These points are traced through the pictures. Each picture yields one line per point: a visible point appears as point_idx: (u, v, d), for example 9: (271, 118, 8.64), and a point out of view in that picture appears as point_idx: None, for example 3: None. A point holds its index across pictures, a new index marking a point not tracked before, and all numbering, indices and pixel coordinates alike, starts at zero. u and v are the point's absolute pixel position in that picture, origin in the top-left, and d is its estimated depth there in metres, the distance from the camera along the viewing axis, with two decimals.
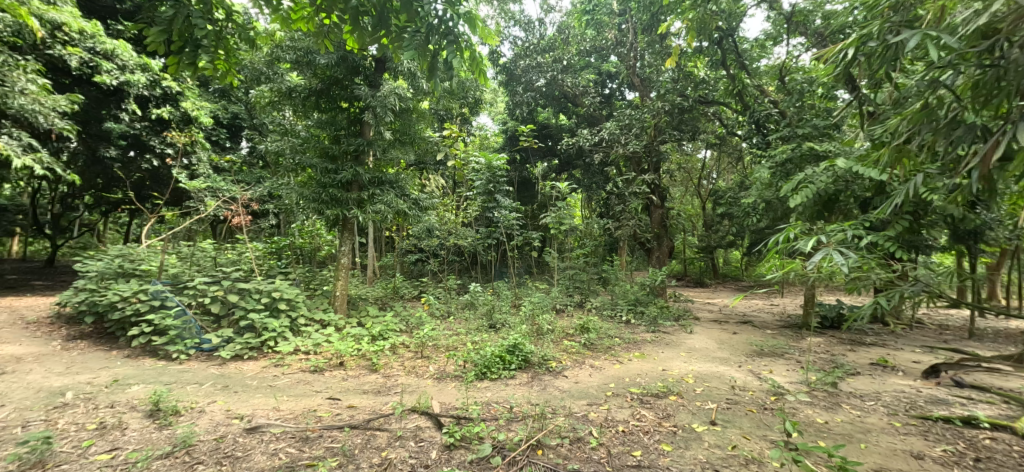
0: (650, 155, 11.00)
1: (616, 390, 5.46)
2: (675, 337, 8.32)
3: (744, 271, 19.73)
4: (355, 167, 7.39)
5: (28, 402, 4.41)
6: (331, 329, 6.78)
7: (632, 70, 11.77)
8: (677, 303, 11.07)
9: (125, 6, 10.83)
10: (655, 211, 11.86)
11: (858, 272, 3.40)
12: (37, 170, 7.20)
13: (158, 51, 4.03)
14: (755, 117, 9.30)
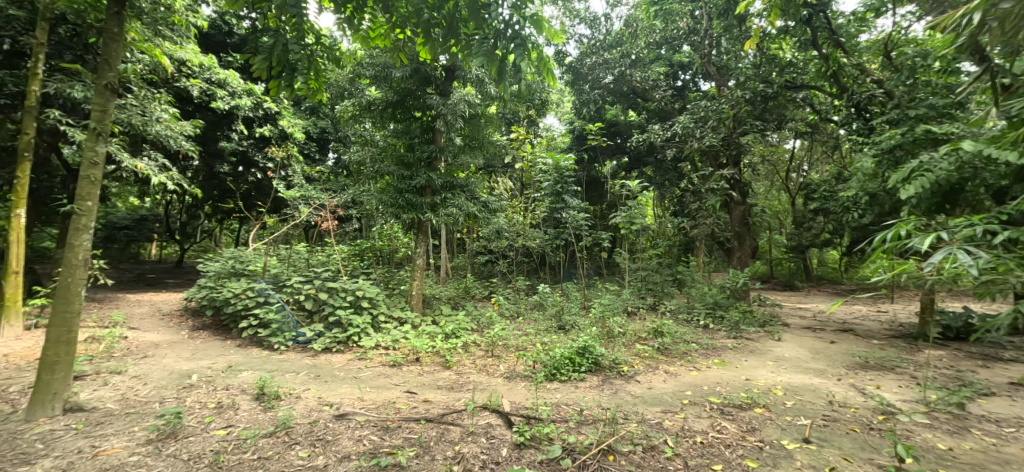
0: (729, 149, 10.44)
1: (693, 398, 5.33)
2: (758, 343, 7.87)
3: (841, 273, 18.03)
4: (428, 173, 7.80)
5: (164, 381, 5.18)
6: (408, 326, 7.24)
7: (707, 58, 11.20)
8: (763, 307, 10.54)
9: (233, 39, 12.28)
10: (736, 208, 11.24)
11: (992, 274, 2.59)
12: (170, 186, 8.35)
13: (261, 77, 4.63)
14: (855, 99, 8.58)
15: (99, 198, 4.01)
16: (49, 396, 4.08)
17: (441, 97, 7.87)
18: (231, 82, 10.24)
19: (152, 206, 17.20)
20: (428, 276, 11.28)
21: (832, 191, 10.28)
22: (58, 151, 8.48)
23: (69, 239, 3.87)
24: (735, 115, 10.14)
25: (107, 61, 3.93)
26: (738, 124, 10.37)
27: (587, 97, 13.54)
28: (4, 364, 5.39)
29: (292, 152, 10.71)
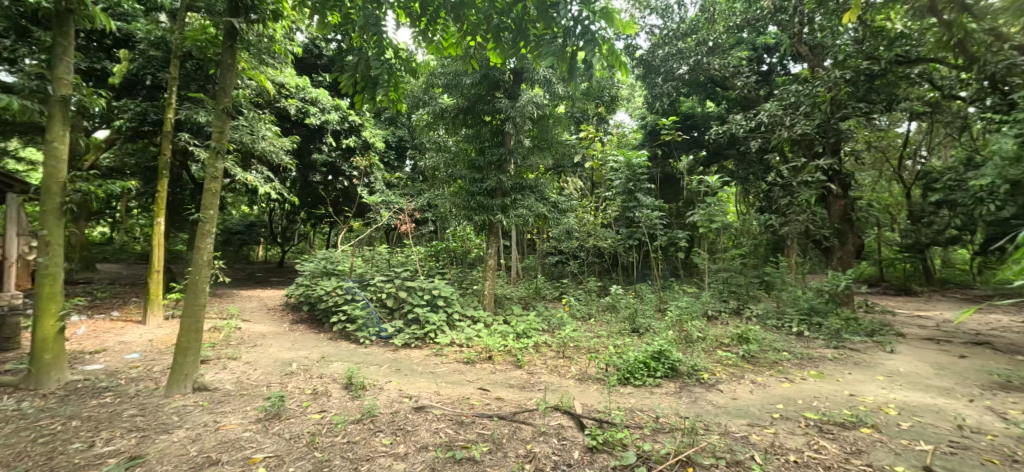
0: (826, 136, 9.35)
1: (786, 412, 5.04)
2: (864, 355, 7.16)
3: (974, 276, 15.74)
4: (498, 176, 8.03)
5: (270, 368, 5.86)
6: (481, 324, 7.50)
7: (799, 37, 10.44)
8: (871, 314, 9.61)
9: (322, 60, 13.42)
10: (836, 202, 10.33)
11: None
12: (273, 195, 9.37)
13: (348, 92, 5.14)
14: (989, 71, 7.21)
15: (219, 207, 4.63)
16: (183, 376, 4.80)
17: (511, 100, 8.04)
18: (321, 99, 11.26)
19: (258, 212, 19.23)
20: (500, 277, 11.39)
21: (958, 180, 9.12)
22: (186, 168, 9.84)
23: (196, 243, 4.50)
24: (833, 98, 9.14)
25: (223, 89, 4.52)
26: (837, 109, 9.25)
27: (660, 90, 12.69)
28: (149, 348, 6.38)
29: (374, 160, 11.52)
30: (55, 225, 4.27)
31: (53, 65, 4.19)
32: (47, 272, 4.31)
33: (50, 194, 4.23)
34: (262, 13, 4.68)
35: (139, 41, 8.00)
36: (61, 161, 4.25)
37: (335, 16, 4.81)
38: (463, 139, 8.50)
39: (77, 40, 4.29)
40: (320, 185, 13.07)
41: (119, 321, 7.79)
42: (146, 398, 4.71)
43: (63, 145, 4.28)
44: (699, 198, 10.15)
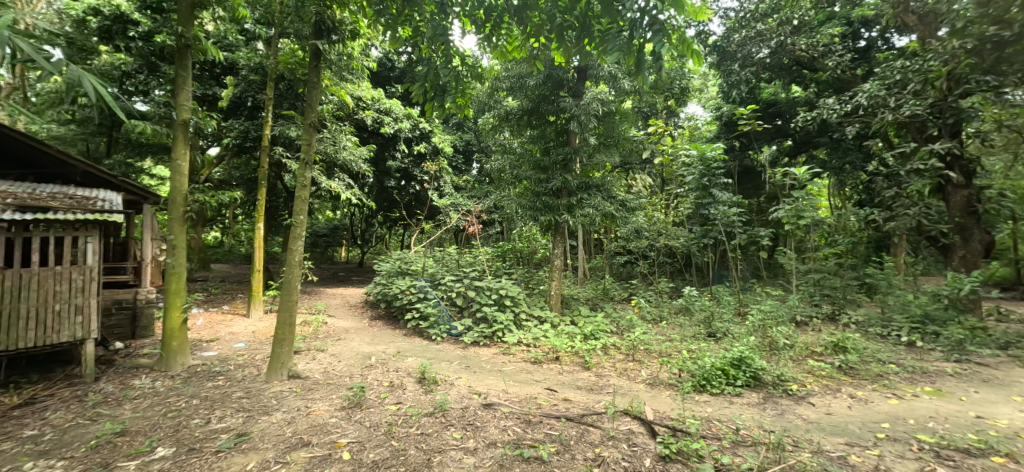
0: (942, 116, 8.06)
1: (893, 433, 4.55)
2: (996, 371, 6.20)
3: None
4: (564, 176, 8.02)
5: (352, 360, 6.34)
6: (548, 325, 7.53)
7: (903, 7, 8.93)
8: (1000, 322, 8.31)
9: (395, 72, 14.22)
10: (957, 192, 8.81)
11: None
12: (353, 200, 10.10)
13: (419, 101, 5.44)
14: None
15: (307, 212, 5.11)
16: (280, 365, 5.35)
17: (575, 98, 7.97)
18: (394, 109, 11.97)
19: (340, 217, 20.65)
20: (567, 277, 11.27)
21: None
22: (280, 178, 10.88)
23: (289, 245, 5.01)
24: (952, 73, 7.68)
25: (310, 105, 4.99)
26: (955, 85, 7.79)
27: (737, 77, 11.39)
28: (252, 338, 7.16)
29: (443, 165, 11.99)
30: (180, 230, 4.90)
31: (176, 93, 4.76)
32: (173, 271, 5.00)
33: (175, 204, 4.86)
34: (342, 33, 5.13)
35: (242, 67, 9.01)
36: (183, 176, 4.85)
37: (405, 29, 5.14)
38: (529, 140, 8.52)
39: (193, 68, 4.75)
40: (394, 190, 13.66)
41: (229, 314, 8.82)
42: (250, 383, 5.31)
43: (184, 162, 4.87)
44: (783, 193, 9.40)
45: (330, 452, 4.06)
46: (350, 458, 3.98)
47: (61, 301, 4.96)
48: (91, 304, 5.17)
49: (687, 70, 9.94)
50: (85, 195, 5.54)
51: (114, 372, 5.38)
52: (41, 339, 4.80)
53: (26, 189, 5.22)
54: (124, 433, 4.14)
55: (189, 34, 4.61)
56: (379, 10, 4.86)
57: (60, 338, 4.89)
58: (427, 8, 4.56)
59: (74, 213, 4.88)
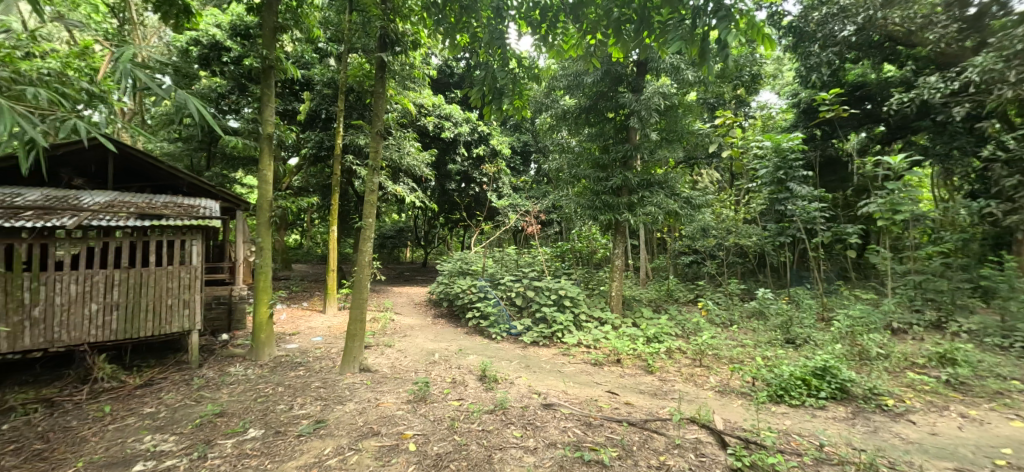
0: None
1: (1018, 461, 3.92)
2: None
3: None
4: (624, 173, 7.75)
5: (417, 356, 6.63)
6: (609, 326, 7.34)
7: None
8: None
9: (454, 78, 14.64)
10: None
11: None
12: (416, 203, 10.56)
13: (478, 105, 5.61)
14: None
15: (375, 215, 5.43)
16: (352, 358, 5.74)
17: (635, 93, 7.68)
18: (454, 114, 12.34)
19: (406, 219, 21.54)
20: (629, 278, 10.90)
21: None
22: (351, 183, 11.60)
23: (360, 246, 5.37)
24: None
25: (376, 114, 5.31)
26: None
27: (815, 60, 9.56)
28: (328, 333, 7.73)
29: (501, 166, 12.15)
30: (266, 233, 5.40)
31: (261, 109, 5.23)
32: (261, 270, 5.54)
33: (263, 209, 5.35)
34: (405, 44, 5.39)
35: (317, 82, 9.73)
36: (268, 184, 5.33)
37: (463, 36, 5.27)
38: (587, 138, 8.33)
39: (274, 86, 5.20)
40: (455, 192, 13.98)
41: (309, 310, 9.59)
42: (326, 374, 5.74)
43: (269, 172, 5.35)
44: (876, 185, 8.41)
45: (397, 443, 4.29)
46: (415, 449, 4.18)
47: (172, 297, 5.67)
48: (196, 299, 5.86)
49: (759, 55, 9.19)
50: (190, 204, 6.29)
51: (214, 359, 6.07)
52: (157, 329, 5.55)
53: (144, 200, 6.04)
54: (222, 415, 4.66)
55: (271, 56, 5.06)
56: (438, 19, 5.08)
57: (172, 328, 5.63)
58: (484, 12, 4.66)
59: (182, 220, 5.57)
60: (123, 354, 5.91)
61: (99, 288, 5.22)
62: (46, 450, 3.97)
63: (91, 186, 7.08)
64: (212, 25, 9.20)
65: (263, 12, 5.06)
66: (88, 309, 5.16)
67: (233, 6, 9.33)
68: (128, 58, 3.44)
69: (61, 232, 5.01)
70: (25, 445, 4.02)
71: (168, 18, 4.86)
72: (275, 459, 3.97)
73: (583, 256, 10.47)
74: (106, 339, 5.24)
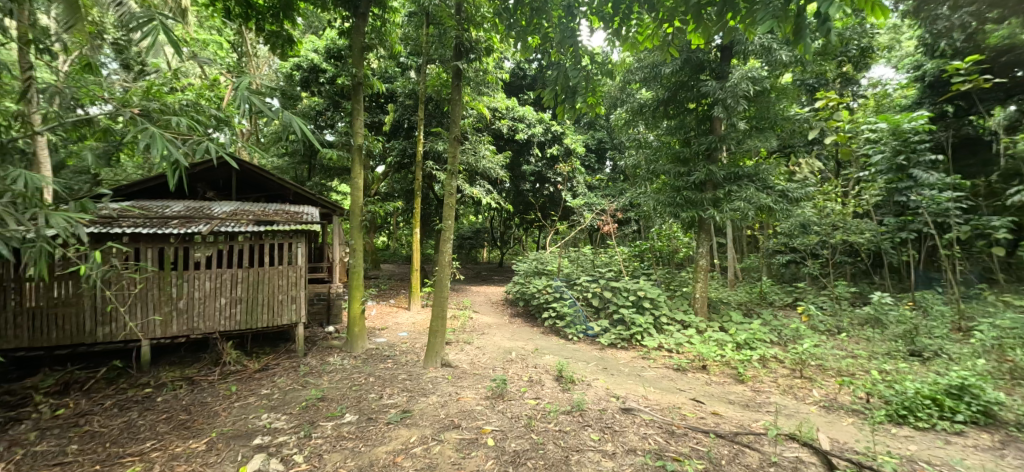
0: None
1: None
2: None
3: None
4: (708, 167, 7.21)
5: (494, 354, 6.80)
6: (692, 330, 6.91)
7: None
8: None
9: (527, 80, 14.74)
10: None
11: None
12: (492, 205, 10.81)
13: (550, 105, 5.61)
14: None
15: (454, 217, 5.67)
16: (435, 353, 6.05)
17: (719, 81, 7.09)
18: (527, 116, 12.44)
19: (484, 220, 22.05)
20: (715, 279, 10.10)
21: None
22: (432, 188, 12.20)
23: (440, 247, 5.64)
24: None
25: (453, 121, 5.53)
26: None
27: (944, 25, 7.88)
28: (413, 329, 8.24)
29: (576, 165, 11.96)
30: (358, 236, 5.91)
31: (352, 123, 5.70)
32: (354, 270, 6.06)
33: (355, 213, 5.85)
34: (478, 51, 5.60)
35: (400, 95, 10.38)
36: (359, 191, 5.83)
37: (534, 38, 5.28)
38: (664, 132, 7.84)
39: (362, 101, 5.67)
40: (530, 193, 14.00)
41: (395, 307, 10.28)
42: (412, 367, 6.12)
43: (360, 179, 5.84)
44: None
45: (477, 437, 4.44)
46: (494, 445, 4.30)
47: (283, 293, 6.45)
48: (302, 295, 6.59)
49: (868, 25, 7.96)
50: (297, 211, 7.10)
51: (316, 350, 6.78)
52: (271, 321, 6.35)
53: (261, 208, 6.94)
54: (323, 399, 5.19)
55: (359, 74, 5.51)
56: (510, 23, 5.14)
57: (283, 320, 6.40)
58: (554, 12, 4.67)
59: (289, 225, 6.32)
60: (245, 341, 6.84)
61: (227, 284, 6.10)
62: (189, 420, 4.73)
63: (220, 197, 8.24)
64: (311, 50, 10.21)
65: (351, 35, 5.51)
66: (218, 303, 6.05)
67: (328, 32, 10.28)
68: (245, 86, 3.89)
69: (199, 237, 5.93)
70: (173, 415, 4.82)
71: (275, 48, 5.49)
72: (367, 444, 4.32)
73: (664, 255, 9.93)
74: (232, 328, 6.12)
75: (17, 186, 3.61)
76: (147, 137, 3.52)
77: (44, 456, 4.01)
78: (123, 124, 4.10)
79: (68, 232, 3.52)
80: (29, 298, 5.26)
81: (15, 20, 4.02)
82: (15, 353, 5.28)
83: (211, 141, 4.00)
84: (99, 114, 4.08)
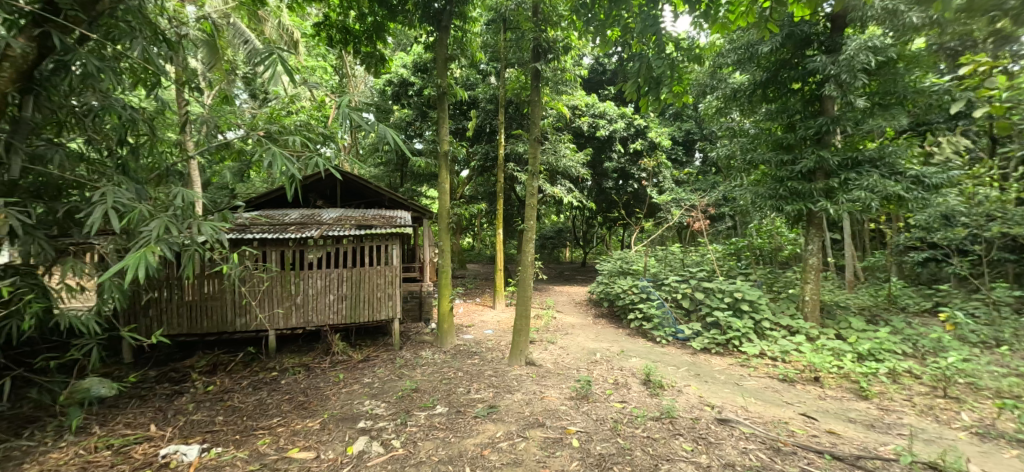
0: None
1: None
2: None
3: None
4: (819, 153, 6.38)
5: (578, 355, 6.73)
6: (801, 337, 6.18)
7: None
8: None
9: (606, 76, 14.47)
10: None
11: None
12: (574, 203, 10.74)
13: (633, 98, 5.35)
14: None
15: (536, 217, 5.73)
16: (519, 351, 6.17)
17: (830, 55, 6.27)
18: (608, 112, 12.15)
19: (566, 220, 21.83)
20: (829, 279, 8.90)
21: None
22: (513, 189, 12.41)
23: (523, 247, 5.72)
24: None
25: (533, 122, 5.58)
26: None
27: None
28: (498, 327, 8.50)
29: (661, 160, 11.31)
30: (446, 238, 6.23)
31: (438, 130, 6.01)
32: (443, 270, 6.41)
33: (443, 216, 6.18)
34: (557, 50, 5.60)
35: (482, 100, 10.73)
36: (446, 195, 6.14)
37: (614, 30, 5.10)
38: (762, 118, 7.14)
39: (447, 109, 5.97)
40: (613, 190, 13.58)
41: (481, 305, 10.67)
42: (497, 364, 6.31)
43: (447, 184, 6.15)
44: None
45: (561, 437, 4.43)
46: (578, 446, 4.25)
47: (381, 290, 7.04)
48: (397, 292, 7.12)
49: None
50: (391, 215, 7.70)
51: (410, 344, 7.32)
52: (372, 316, 6.98)
53: (361, 214, 7.67)
54: (417, 390, 5.58)
55: (443, 84, 5.81)
56: (588, 19, 5.01)
57: (381, 315, 7.00)
58: (634, 2, 4.47)
59: (385, 228, 6.90)
60: (350, 334, 7.60)
61: (334, 283, 6.82)
62: (306, 402, 5.39)
63: (328, 205, 9.26)
64: (400, 66, 11.00)
65: (436, 48, 5.85)
66: (328, 299, 6.80)
67: (415, 47, 10.97)
68: (345, 103, 4.21)
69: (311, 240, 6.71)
70: (294, 396, 5.53)
71: (370, 67, 6.03)
72: (456, 435, 4.54)
73: (765, 253, 9.02)
74: (339, 322, 6.83)
75: (177, 201, 4.42)
76: (270, 155, 4.11)
77: (199, 424, 4.85)
78: (250, 145, 4.80)
79: (211, 239, 4.23)
80: (188, 293, 6.38)
81: (173, 64, 4.90)
82: (178, 337, 6.43)
83: (318, 156, 4.53)
84: (233, 138, 4.83)
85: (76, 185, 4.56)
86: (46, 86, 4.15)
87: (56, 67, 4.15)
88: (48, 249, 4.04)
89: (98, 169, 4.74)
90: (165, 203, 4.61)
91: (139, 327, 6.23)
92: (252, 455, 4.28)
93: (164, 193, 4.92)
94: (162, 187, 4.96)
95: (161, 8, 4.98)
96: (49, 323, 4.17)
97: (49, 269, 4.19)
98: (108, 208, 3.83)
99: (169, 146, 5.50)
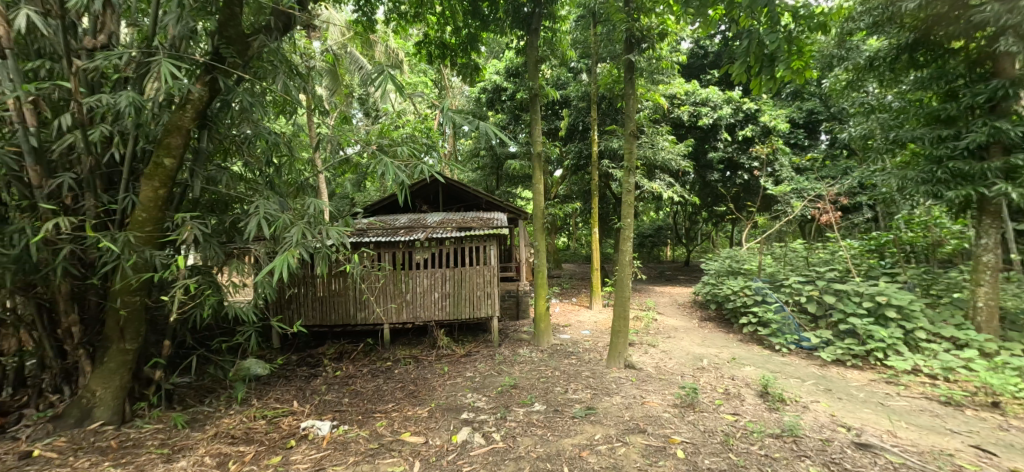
0: None
1: None
2: None
3: None
4: (994, 123, 5.15)
5: (683, 360, 6.31)
6: (972, 352, 5.04)
7: None
8: None
9: (709, 59, 13.42)
10: None
11: None
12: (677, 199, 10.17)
13: (742, 81, 4.76)
14: None
15: (633, 215, 5.48)
16: (617, 354, 6.00)
17: None
18: (713, 98, 11.23)
19: (666, 216, 20.67)
20: (1012, 281, 7.13)
21: None
22: (609, 186, 12.14)
23: (619, 246, 5.51)
24: None
25: (627, 115, 5.36)
26: None
27: None
28: (596, 327, 8.39)
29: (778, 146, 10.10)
30: (541, 238, 6.30)
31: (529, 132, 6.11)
32: (539, 269, 6.49)
33: (538, 216, 6.24)
34: (650, 39, 5.34)
35: (574, 99, 10.64)
36: (540, 195, 6.21)
37: (716, 9, 4.63)
38: (910, 87, 6.03)
39: (539, 110, 6.03)
40: (720, 183, 12.51)
41: (579, 304, 10.62)
42: (594, 366, 6.21)
43: (540, 184, 6.20)
44: None
45: (665, 446, 4.18)
46: (684, 457, 3.96)
47: (480, 289, 7.37)
48: (495, 291, 7.38)
49: None
50: (489, 217, 8.08)
51: (508, 341, 7.56)
52: (473, 313, 7.36)
53: (461, 217, 8.16)
54: (515, 387, 5.74)
55: (534, 86, 5.90)
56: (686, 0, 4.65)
57: (482, 313, 7.35)
58: None
59: (483, 230, 7.24)
60: (454, 330, 8.11)
61: (440, 281, 7.33)
62: (416, 390, 5.88)
63: (432, 209, 10.01)
64: (494, 73, 11.41)
65: (526, 51, 5.95)
66: (434, 296, 7.32)
67: (506, 54, 11.33)
68: (447, 105, 4.28)
69: (418, 242, 7.28)
70: (406, 385, 6.07)
71: (464, 77, 6.37)
72: (554, 434, 4.56)
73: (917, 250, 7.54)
74: (444, 318, 7.33)
75: (309, 210, 5.14)
76: (383, 165, 4.53)
77: (330, 404, 5.59)
78: (364, 159, 5.39)
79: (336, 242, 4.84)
80: (321, 290, 7.37)
81: (306, 93, 5.70)
82: (315, 327, 7.46)
83: (423, 163, 4.81)
84: (351, 154, 5.44)
85: (238, 200, 5.56)
86: (216, 121, 5.11)
87: (222, 105, 5.06)
88: (220, 253, 4.95)
89: (253, 186, 5.68)
90: (301, 212, 5.38)
91: (287, 318, 7.37)
92: (371, 434, 4.80)
93: (300, 203, 5.71)
94: (298, 199, 5.79)
95: (295, 47, 5.80)
96: (222, 312, 5.13)
97: (220, 269, 5.10)
98: (260, 218, 4.57)
99: (303, 164, 6.40)
